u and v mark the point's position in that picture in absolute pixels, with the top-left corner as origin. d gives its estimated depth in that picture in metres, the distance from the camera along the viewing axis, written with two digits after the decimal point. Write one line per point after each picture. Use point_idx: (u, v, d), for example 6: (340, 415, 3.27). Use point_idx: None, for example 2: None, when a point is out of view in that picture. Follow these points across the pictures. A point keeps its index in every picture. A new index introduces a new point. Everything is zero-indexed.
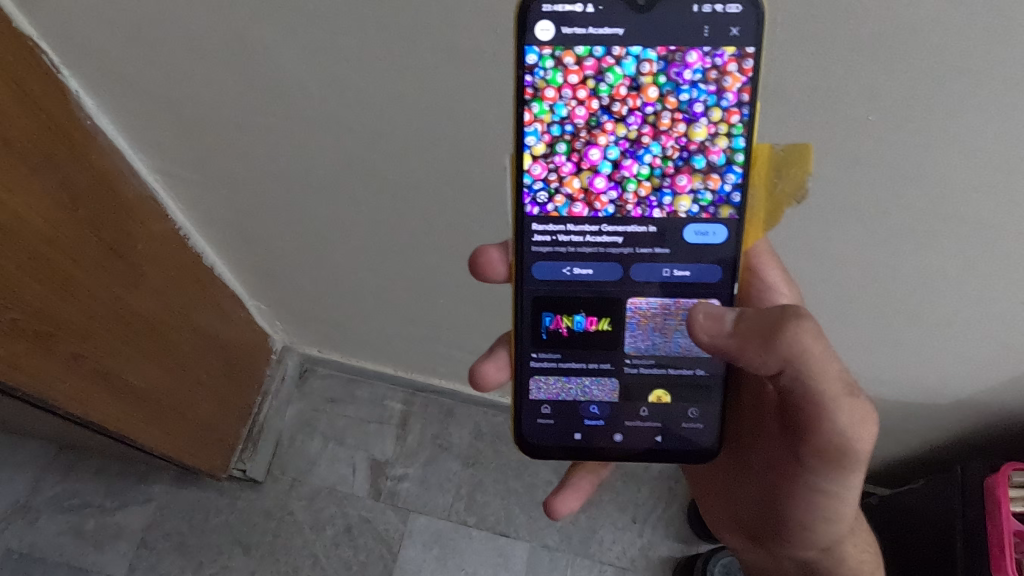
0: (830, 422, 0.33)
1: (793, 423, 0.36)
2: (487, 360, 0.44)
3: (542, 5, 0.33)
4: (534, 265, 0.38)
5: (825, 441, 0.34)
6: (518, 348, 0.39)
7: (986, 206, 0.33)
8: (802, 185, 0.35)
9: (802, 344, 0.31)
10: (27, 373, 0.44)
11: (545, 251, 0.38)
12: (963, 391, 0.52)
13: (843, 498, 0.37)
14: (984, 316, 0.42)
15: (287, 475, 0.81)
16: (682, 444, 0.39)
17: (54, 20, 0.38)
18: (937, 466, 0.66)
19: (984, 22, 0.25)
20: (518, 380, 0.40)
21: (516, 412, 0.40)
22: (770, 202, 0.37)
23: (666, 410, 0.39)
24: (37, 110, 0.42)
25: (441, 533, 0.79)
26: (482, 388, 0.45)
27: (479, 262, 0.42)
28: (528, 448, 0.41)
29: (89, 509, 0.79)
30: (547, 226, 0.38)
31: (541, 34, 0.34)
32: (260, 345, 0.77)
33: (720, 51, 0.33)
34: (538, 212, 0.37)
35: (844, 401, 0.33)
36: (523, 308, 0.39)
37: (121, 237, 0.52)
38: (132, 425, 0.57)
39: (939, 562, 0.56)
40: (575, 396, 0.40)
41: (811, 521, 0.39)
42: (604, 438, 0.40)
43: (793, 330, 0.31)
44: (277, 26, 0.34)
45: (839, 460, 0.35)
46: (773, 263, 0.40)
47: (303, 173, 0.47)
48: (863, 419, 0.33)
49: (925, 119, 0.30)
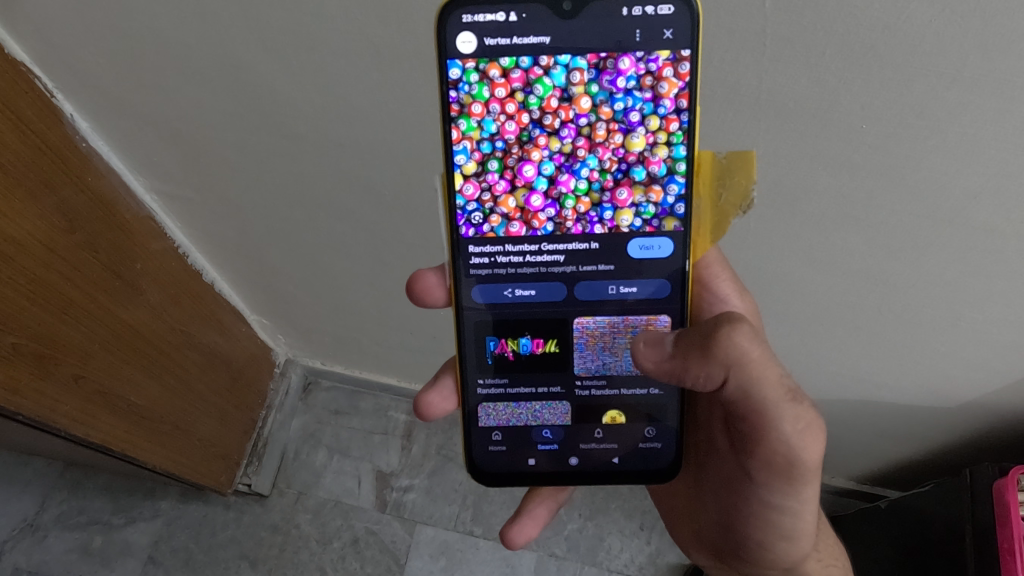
0: (774, 429, 0.32)
1: (743, 437, 0.35)
2: (432, 389, 0.44)
3: (462, 16, 0.33)
4: (473, 288, 0.38)
5: (772, 452, 0.33)
6: (466, 376, 0.40)
7: (991, 212, 0.33)
8: (747, 195, 0.34)
9: (738, 347, 0.30)
10: (28, 397, 0.44)
11: (485, 273, 0.38)
12: (972, 395, 0.51)
13: (798, 514, 0.36)
14: (991, 319, 0.41)
15: (293, 489, 0.81)
16: (640, 464, 0.40)
17: (49, 46, 0.39)
18: (947, 469, 0.65)
19: (980, 30, 0.26)
20: (466, 409, 0.40)
21: (467, 440, 0.40)
22: (716, 213, 0.37)
23: (622, 431, 0.40)
24: (28, 135, 0.42)
25: (447, 544, 0.79)
26: (426, 418, 0.44)
27: (417, 288, 0.41)
28: (482, 476, 0.41)
29: (96, 527, 0.79)
30: (484, 248, 0.37)
31: (462, 47, 0.34)
32: (264, 359, 0.77)
33: (653, 55, 0.33)
34: (474, 234, 0.37)
35: (786, 406, 0.32)
36: (465, 334, 0.39)
37: (121, 257, 0.52)
38: (134, 445, 0.57)
39: (949, 566, 0.55)
40: (526, 421, 0.40)
41: (770, 539, 0.38)
42: (559, 463, 0.40)
43: (727, 335, 0.30)
44: (274, 47, 0.34)
45: (789, 472, 0.34)
46: (724, 272, 0.40)
47: (301, 190, 0.47)
48: (808, 427, 0.32)
49: (920, 128, 0.30)
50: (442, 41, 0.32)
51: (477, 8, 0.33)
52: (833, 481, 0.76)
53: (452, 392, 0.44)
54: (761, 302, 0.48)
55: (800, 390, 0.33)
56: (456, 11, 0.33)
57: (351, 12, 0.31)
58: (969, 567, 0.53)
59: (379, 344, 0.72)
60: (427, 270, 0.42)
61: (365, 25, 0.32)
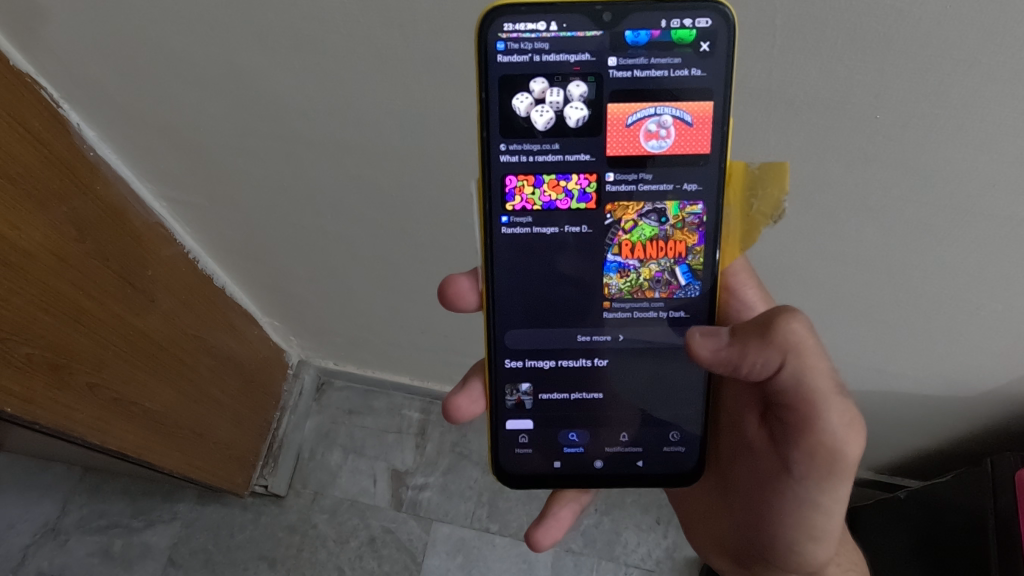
0: (822, 425, 0.33)
1: (784, 436, 0.35)
2: (460, 393, 0.44)
3: (503, 25, 0.32)
4: (500, 66, 0.34)
5: (815, 445, 0.33)
6: (495, 385, 0.39)
7: (1007, 200, 0.33)
8: (779, 205, 0.34)
9: (800, 339, 0.31)
10: (44, 407, 0.44)
11: (514, 53, 0.34)
12: (992, 383, 0.51)
13: (828, 512, 0.36)
14: (1009, 307, 0.41)
15: (309, 489, 0.81)
16: (663, 468, 0.40)
17: (54, 57, 0.39)
18: (968, 457, 0.64)
19: (995, 17, 0.25)
20: (493, 416, 0.40)
21: (494, 444, 0.40)
22: (746, 221, 0.36)
23: (647, 434, 0.39)
24: (38, 147, 0.42)
25: (464, 541, 0.79)
26: (454, 421, 0.44)
27: (450, 293, 0.41)
28: (507, 479, 0.40)
29: (116, 530, 0.79)
30: (517, 26, 0.33)
31: (503, 56, 0.33)
32: (277, 359, 0.78)
33: None
34: (509, 14, 0.32)
35: (835, 400, 0.32)
36: (490, 49, 0.33)
37: (131, 264, 0.52)
38: (151, 450, 0.58)
39: (972, 557, 0.55)
40: (562, 238, 0.37)
41: (800, 542, 0.38)
42: (584, 466, 0.40)
43: (789, 325, 0.31)
44: (275, 51, 0.34)
45: (829, 467, 0.34)
46: (751, 281, 0.40)
47: (308, 193, 0.47)
48: (852, 421, 0.33)
49: (936, 117, 0.29)
50: (483, 52, 0.32)
51: (518, 17, 0.33)
52: None
53: (481, 395, 0.44)
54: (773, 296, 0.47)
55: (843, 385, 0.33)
56: (498, 19, 0.32)
57: (352, 13, 0.31)
58: (992, 559, 0.53)
59: (390, 343, 0.72)
60: (459, 275, 0.42)
61: (366, 26, 0.31)
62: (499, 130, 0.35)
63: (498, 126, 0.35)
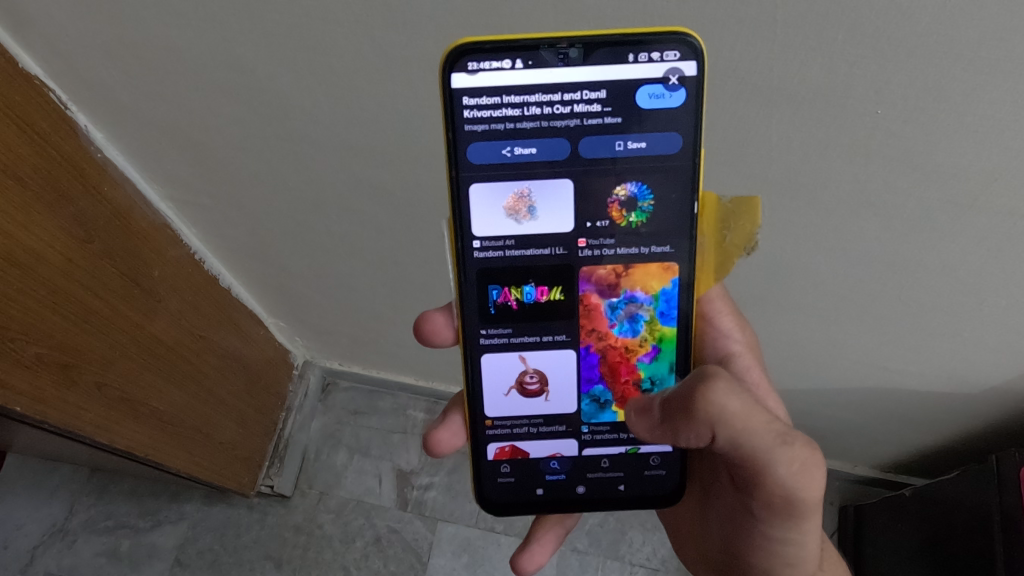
0: (770, 475, 0.32)
1: (742, 480, 0.34)
2: (441, 427, 0.45)
3: (468, 63, 0.33)
4: (466, 104, 0.34)
5: (770, 493, 0.33)
6: (474, 414, 0.40)
7: (1010, 194, 0.33)
8: (751, 237, 0.38)
9: (718, 405, 0.31)
10: (52, 406, 0.45)
11: (481, 93, 0.34)
12: (996, 378, 0.51)
13: (801, 544, 0.36)
14: (1011, 302, 0.41)
15: (315, 489, 0.82)
16: (645, 491, 0.41)
17: (61, 59, 0.39)
18: (976, 452, 0.64)
19: (995, 12, 0.25)
20: (466, 332, 0.38)
21: (476, 474, 0.41)
22: (719, 253, 0.39)
23: (628, 460, 0.40)
24: (45, 148, 0.43)
25: (469, 540, 0.79)
26: (437, 455, 0.46)
27: (425, 330, 0.42)
28: (491, 507, 0.41)
29: (123, 530, 0.80)
30: (483, 64, 0.33)
31: (468, 91, 0.34)
32: (283, 360, 0.78)
33: None
34: (475, 53, 0.33)
35: (779, 451, 0.31)
36: (452, 92, 0.33)
37: (138, 265, 0.52)
38: (156, 450, 0.58)
39: (979, 553, 0.55)
40: (498, 135, 0.35)
41: (775, 568, 0.38)
42: (566, 491, 0.41)
43: (704, 398, 0.31)
44: (281, 52, 0.34)
45: (787, 509, 0.34)
46: (726, 308, 0.43)
47: (312, 193, 0.47)
48: (805, 468, 0.32)
49: (937, 112, 0.30)
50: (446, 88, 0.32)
51: (483, 56, 0.33)
52: (856, 471, 0.76)
53: (461, 427, 0.46)
54: (777, 291, 0.47)
55: (794, 430, 0.32)
56: (461, 58, 0.32)
57: (356, 14, 0.31)
58: (998, 554, 0.53)
59: (395, 344, 0.72)
60: (434, 311, 0.43)
61: (371, 27, 0.32)
62: (470, 160, 0.35)
63: (467, 160, 0.35)
